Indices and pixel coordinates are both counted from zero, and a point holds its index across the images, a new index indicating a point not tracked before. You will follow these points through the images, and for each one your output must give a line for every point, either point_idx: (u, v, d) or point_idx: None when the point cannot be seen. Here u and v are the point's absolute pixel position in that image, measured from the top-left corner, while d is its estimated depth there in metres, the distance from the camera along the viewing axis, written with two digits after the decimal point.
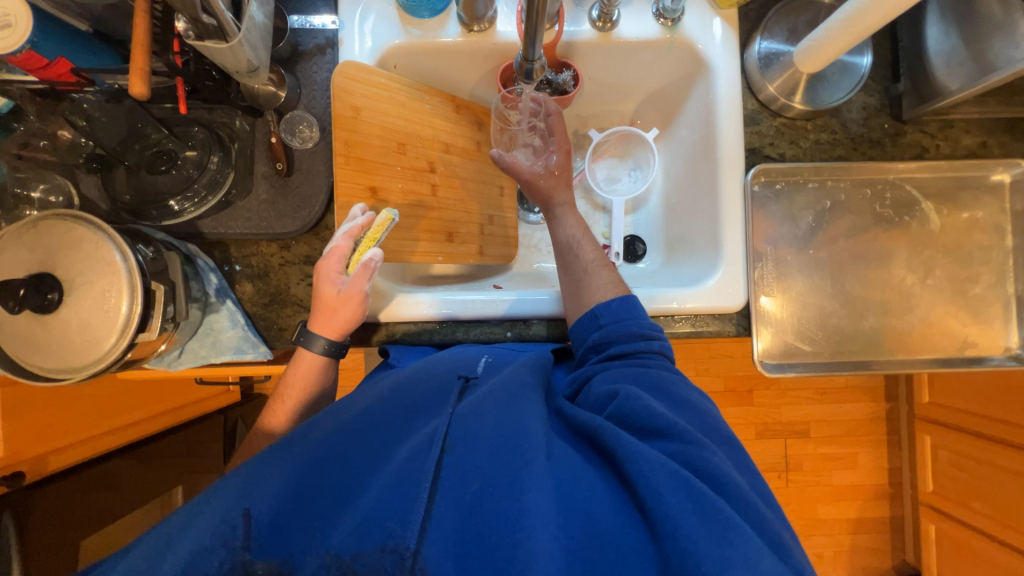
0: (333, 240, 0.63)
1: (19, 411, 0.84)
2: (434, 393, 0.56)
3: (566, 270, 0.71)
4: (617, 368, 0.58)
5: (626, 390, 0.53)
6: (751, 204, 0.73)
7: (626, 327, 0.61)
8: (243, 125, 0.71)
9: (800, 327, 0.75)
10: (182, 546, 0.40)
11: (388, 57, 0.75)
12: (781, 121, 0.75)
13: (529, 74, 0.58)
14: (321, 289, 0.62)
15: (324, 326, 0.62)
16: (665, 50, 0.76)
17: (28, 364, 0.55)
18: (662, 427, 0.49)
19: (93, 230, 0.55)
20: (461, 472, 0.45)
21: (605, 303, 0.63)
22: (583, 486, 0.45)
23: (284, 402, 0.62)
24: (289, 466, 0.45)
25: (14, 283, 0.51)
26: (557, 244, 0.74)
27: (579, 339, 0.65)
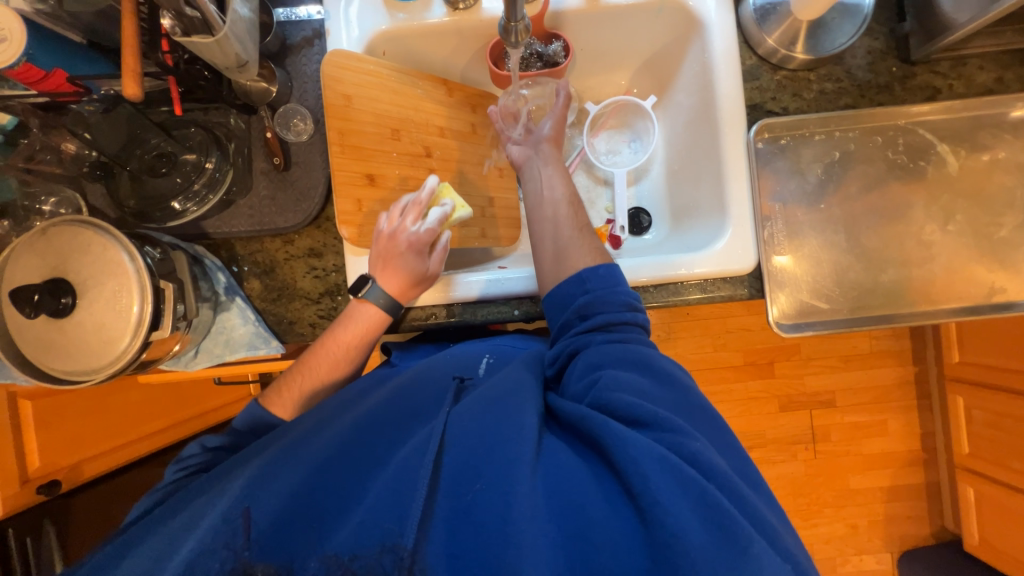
0: (434, 224, 0.65)
1: (46, 421, 0.88)
2: (432, 398, 0.54)
3: (550, 231, 0.63)
4: (600, 343, 0.54)
5: (608, 375, 0.51)
6: (755, 161, 0.71)
7: (615, 296, 0.56)
8: (239, 123, 0.71)
9: (814, 285, 0.72)
10: (183, 549, 0.42)
11: (376, 43, 0.74)
12: (782, 74, 0.73)
13: (512, 36, 0.57)
14: (409, 255, 0.64)
15: (397, 287, 0.64)
16: (655, 11, 0.74)
17: (51, 368, 0.56)
18: (646, 417, 0.47)
19: (100, 232, 0.57)
20: (455, 467, 0.45)
21: (594, 269, 0.58)
22: (570, 473, 0.45)
23: (337, 349, 0.63)
24: (288, 472, 0.46)
25: (29, 290, 0.52)
26: (533, 197, 0.66)
27: (561, 303, 0.59)
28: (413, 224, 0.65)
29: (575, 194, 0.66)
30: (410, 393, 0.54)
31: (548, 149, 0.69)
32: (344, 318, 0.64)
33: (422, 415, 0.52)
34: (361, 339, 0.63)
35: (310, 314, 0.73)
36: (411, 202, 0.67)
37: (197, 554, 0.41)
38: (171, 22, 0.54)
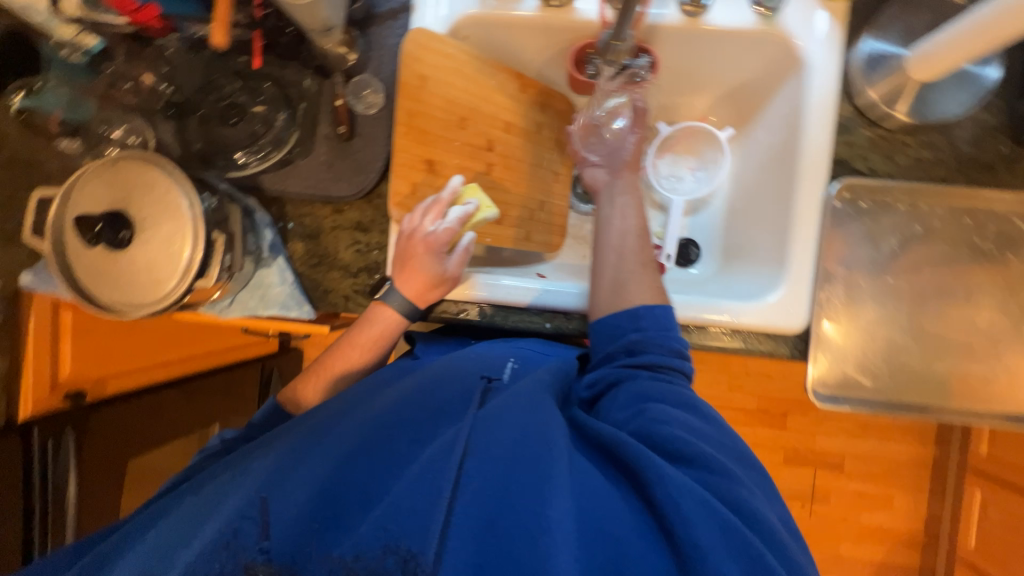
0: (451, 223, 0.65)
1: (84, 332, 0.93)
2: (456, 392, 0.53)
3: (613, 262, 0.65)
4: (648, 381, 0.54)
5: (655, 408, 0.50)
6: (827, 220, 0.67)
7: (665, 338, 0.57)
8: (312, 85, 0.70)
9: (862, 359, 0.68)
10: (206, 530, 0.43)
11: (461, 27, 0.72)
12: (876, 132, 0.68)
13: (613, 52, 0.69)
14: (425, 258, 0.64)
15: (415, 292, 0.66)
16: (756, 42, 0.70)
17: (97, 295, 0.58)
18: (686, 453, 0.46)
19: (165, 173, 0.57)
20: (484, 483, 0.43)
21: (649, 308, 0.59)
22: (604, 495, 0.44)
23: (354, 348, 0.66)
24: (313, 462, 0.46)
25: (94, 219, 0.56)
26: (605, 226, 0.68)
27: (612, 335, 0.60)
28: (432, 224, 0.66)
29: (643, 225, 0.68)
30: (436, 386, 0.54)
31: (626, 175, 0.72)
32: (360, 323, 0.67)
33: (446, 412, 0.51)
34: (375, 341, 0.66)
35: (345, 286, 0.74)
36: (432, 204, 0.68)
37: (218, 538, 0.41)
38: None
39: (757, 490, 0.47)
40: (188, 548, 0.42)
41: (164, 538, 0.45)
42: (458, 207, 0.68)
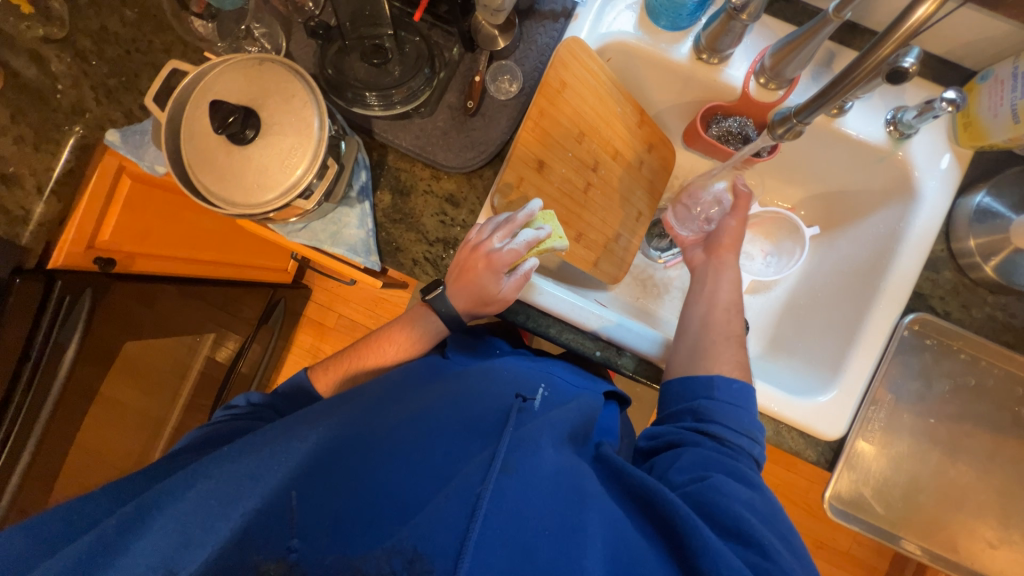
0: (518, 245, 0.64)
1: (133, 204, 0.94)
2: (491, 413, 0.58)
3: (697, 324, 0.72)
4: (711, 450, 0.58)
5: (717, 479, 0.54)
6: (893, 347, 0.69)
7: (736, 414, 0.62)
8: (454, 54, 0.72)
9: (881, 486, 0.69)
10: (241, 509, 0.47)
11: (610, 49, 0.73)
12: (961, 279, 0.70)
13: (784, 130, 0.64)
14: (482, 274, 0.65)
15: (465, 301, 0.68)
16: (877, 159, 0.72)
17: (199, 179, 0.58)
18: (738, 529, 0.50)
19: (306, 89, 0.57)
20: (514, 509, 0.47)
21: (727, 379, 0.64)
22: (634, 545, 0.49)
23: (388, 346, 0.75)
24: (353, 461, 0.51)
25: (228, 109, 0.54)
26: (700, 295, 0.76)
27: (681, 395, 0.66)
28: (500, 241, 0.65)
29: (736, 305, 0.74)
30: (474, 406, 0.59)
31: (727, 258, 0.77)
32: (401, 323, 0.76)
33: (481, 429, 0.56)
34: (411, 343, 0.75)
35: (417, 250, 0.74)
36: (504, 220, 0.67)
37: (250, 524, 0.45)
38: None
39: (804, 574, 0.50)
40: (227, 522, 0.46)
41: (200, 504, 0.48)
42: (530, 230, 0.66)
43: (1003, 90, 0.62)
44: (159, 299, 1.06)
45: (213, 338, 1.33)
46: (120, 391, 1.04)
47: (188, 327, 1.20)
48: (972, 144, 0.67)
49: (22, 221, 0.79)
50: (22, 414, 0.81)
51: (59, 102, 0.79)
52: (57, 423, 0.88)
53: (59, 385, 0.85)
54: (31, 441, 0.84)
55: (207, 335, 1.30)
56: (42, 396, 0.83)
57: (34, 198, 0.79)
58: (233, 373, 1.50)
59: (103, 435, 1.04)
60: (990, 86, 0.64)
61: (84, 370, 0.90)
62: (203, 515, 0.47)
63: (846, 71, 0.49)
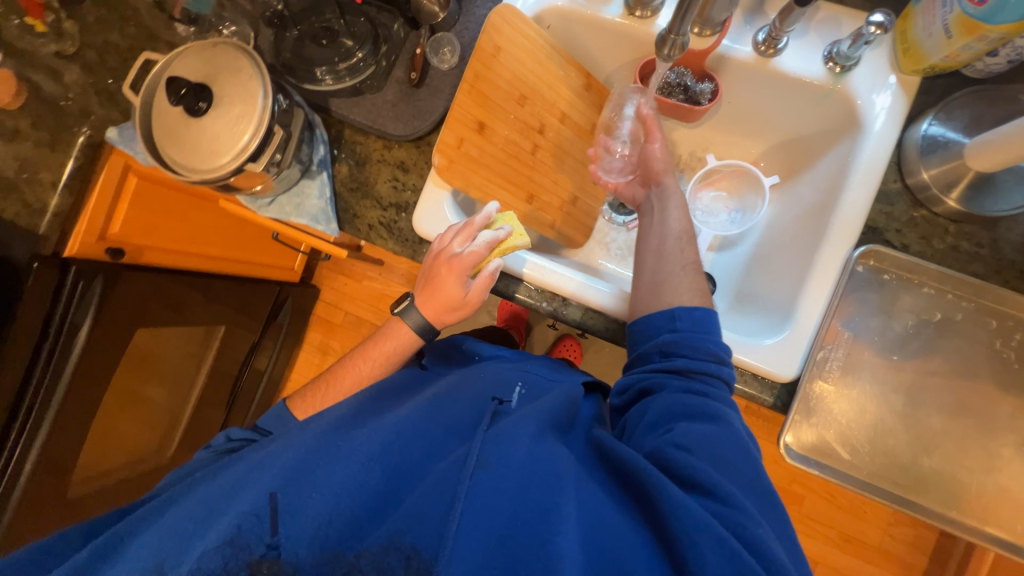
0: (477, 246, 0.66)
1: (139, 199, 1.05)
2: (468, 416, 0.59)
3: (653, 261, 0.70)
4: (677, 389, 0.58)
5: (681, 428, 0.54)
6: (844, 283, 0.66)
7: (701, 343, 0.60)
8: (399, 31, 0.77)
9: (846, 431, 0.66)
10: (224, 518, 0.49)
11: (546, 15, 0.77)
12: (921, 213, 0.67)
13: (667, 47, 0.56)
14: (448, 281, 0.68)
15: (434, 311, 0.71)
16: (820, 96, 0.71)
17: (163, 151, 0.66)
18: (705, 484, 0.49)
19: (252, 65, 0.64)
20: (492, 502, 0.47)
21: (689, 308, 0.63)
22: (611, 522, 0.48)
23: (364, 364, 0.76)
24: (330, 466, 0.52)
25: (182, 84, 0.63)
26: (652, 231, 0.74)
27: (648, 335, 0.65)
28: (460, 246, 0.68)
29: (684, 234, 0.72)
30: (451, 408, 0.61)
31: (666, 182, 0.76)
32: (370, 345, 0.76)
33: (459, 431, 0.57)
34: (388, 357, 0.75)
35: (372, 216, 0.79)
36: (464, 225, 0.69)
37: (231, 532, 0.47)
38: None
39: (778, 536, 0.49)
40: (208, 533, 0.49)
41: (186, 519, 0.52)
42: (489, 230, 0.68)
43: (934, 9, 0.60)
44: (187, 305, 1.21)
45: (225, 334, 1.41)
46: (129, 380, 1.14)
47: (203, 321, 1.29)
48: (916, 69, 0.65)
49: (40, 212, 0.90)
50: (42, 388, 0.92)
51: (69, 108, 0.90)
52: (75, 404, 0.98)
53: (72, 366, 0.94)
54: (48, 414, 0.94)
55: (219, 331, 1.39)
56: (59, 372, 0.94)
57: (49, 191, 0.90)
58: (245, 369, 1.59)
59: (111, 417, 1.13)
60: (924, 7, 0.62)
61: (99, 356, 0.99)
62: (198, 519, 0.52)
63: None
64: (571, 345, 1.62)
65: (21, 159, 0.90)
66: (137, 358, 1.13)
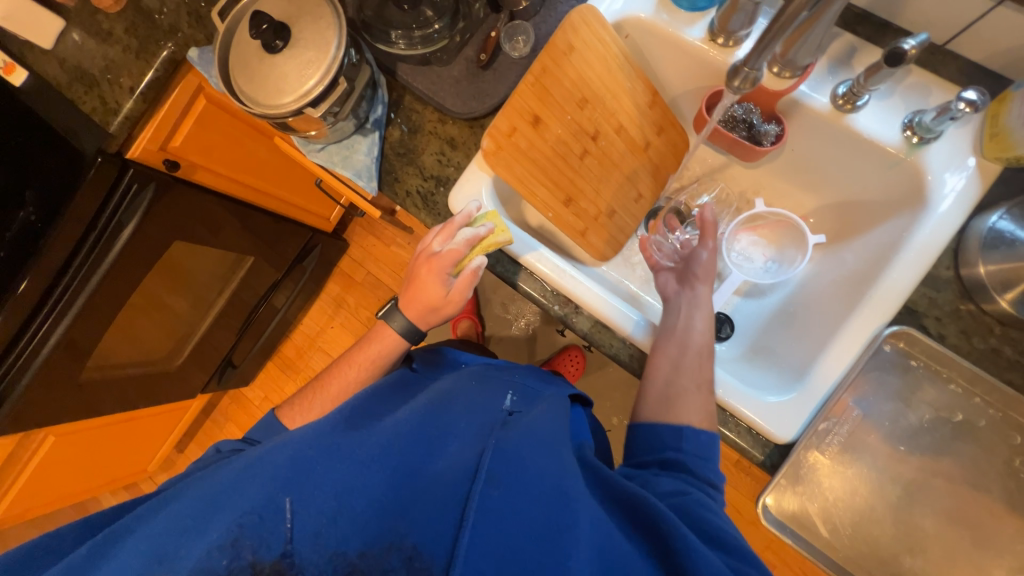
0: (456, 245, 0.68)
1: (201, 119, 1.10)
2: (470, 424, 0.59)
3: (667, 372, 0.66)
4: (682, 481, 0.58)
5: (694, 497, 0.55)
6: (867, 359, 0.63)
7: (705, 467, 0.59)
8: (481, 11, 0.78)
9: (830, 508, 0.64)
10: (225, 518, 0.46)
11: (627, 25, 0.76)
12: (967, 306, 0.64)
13: (737, 79, 0.57)
14: (429, 282, 0.70)
15: (420, 316, 0.74)
16: (890, 163, 0.68)
17: (234, 80, 0.69)
18: (719, 539, 0.51)
19: (332, 12, 0.65)
20: (504, 511, 0.47)
21: (697, 430, 0.61)
22: (621, 552, 0.49)
23: (357, 369, 0.79)
24: (329, 461, 0.50)
25: (263, 19, 0.64)
26: (673, 335, 0.69)
27: (651, 442, 0.63)
28: (440, 245, 0.70)
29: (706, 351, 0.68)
30: (453, 416, 0.60)
31: (699, 289, 0.72)
32: (359, 354, 0.80)
33: (462, 435, 0.56)
34: (383, 360, 0.78)
35: (412, 183, 0.80)
36: (445, 226, 0.72)
37: (230, 535, 0.45)
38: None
39: None
40: (211, 532, 0.46)
41: (186, 516, 0.49)
42: (470, 229, 0.70)
43: None
44: (225, 230, 1.27)
45: (253, 265, 1.47)
46: (156, 287, 1.20)
47: (235, 248, 1.35)
48: (999, 157, 0.61)
49: (114, 112, 0.95)
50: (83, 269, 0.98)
51: (160, 21, 0.95)
52: (106, 294, 1.03)
53: (112, 258, 1.00)
54: (82, 295, 1.00)
55: (247, 262, 1.45)
56: (97, 259, 0.99)
57: (125, 94, 0.95)
58: (262, 305, 1.65)
59: (133, 317, 1.19)
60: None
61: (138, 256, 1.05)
62: (194, 516, 0.49)
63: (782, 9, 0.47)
64: (575, 355, 1.61)
65: (108, 60, 0.96)
66: (168, 267, 1.19)
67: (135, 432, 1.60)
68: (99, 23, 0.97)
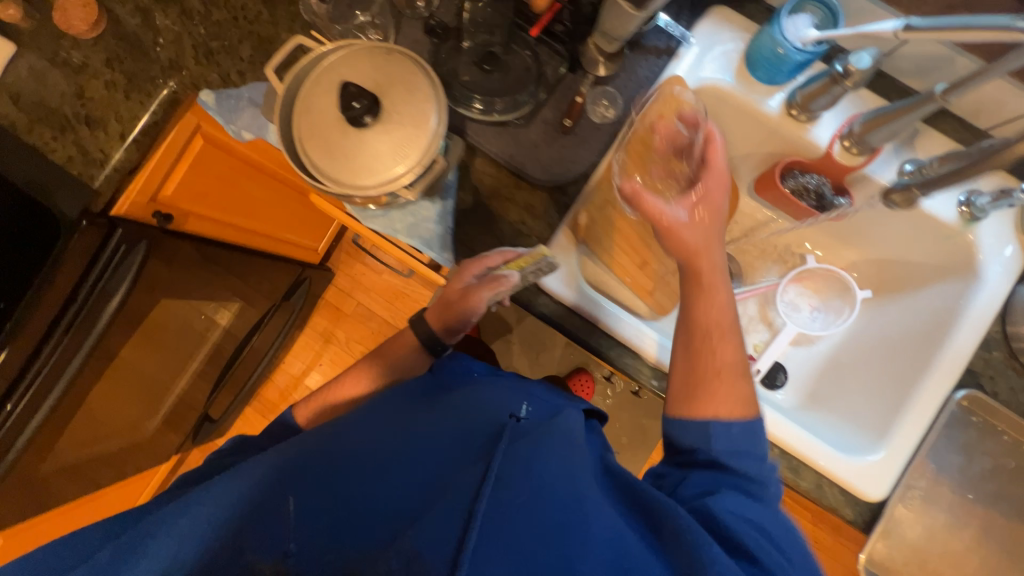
0: (497, 251, 0.70)
1: (196, 162, 0.94)
2: (483, 430, 0.56)
3: (685, 356, 0.62)
4: (712, 477, 0.55)
5: (722, 499, 0.52)
6: (943, 420, 0.70)
7: (740, 460, 0.56)
8: (558, 72, 0.73)
9: (914, 555, 0.70)
10: (230, 524, 0.49)
11: (704, 91, 0.76)
12: (1012, 361, 0.72)
13: (898, 200, 0.73)
14: (460, 277, 0.73)
15: (440, 308, 0.75)
16: (946, 236, 0.75)
17: (305, 154, 0.60)
18: (743, 545, 0.48)
19: (430, 84, 0.59)
20: (509, 518, 0.43)
21: (728, 423, 0.57)
22: (634, 553, 0.46)
23: (374, 364, 0.79)
24: (350, 483, 0.51)
25: (354, 96, 0.56)
26: (682, 317, 0.65)
27: (675, 432, 0.60)
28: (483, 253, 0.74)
29: (716, 330, 0.62)
30: (468, 424, 0.57)
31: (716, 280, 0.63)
32: (379, 352, 0.80)
33: (475, 444, 0.53)
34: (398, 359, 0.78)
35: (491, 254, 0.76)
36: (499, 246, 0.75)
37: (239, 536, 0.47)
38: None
39: None
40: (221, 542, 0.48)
41: (191, 530, 0.50)
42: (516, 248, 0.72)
43: None
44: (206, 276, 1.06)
45: (236, 308, 1.26)
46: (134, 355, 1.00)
47: (219, 293, 1.15)
48: None
49: (98, 163, 0.79)
50: (53, 354, 0.78)
51: (157, 55, 0.79)
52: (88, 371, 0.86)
53: (95, 335, 0.82)
54: (61, 382, 0.81)
55: (231, 305, 1.24)
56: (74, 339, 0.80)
57: (116, 143, 0.79)
58: (245, 346, 1.44)
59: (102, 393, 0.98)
60: None
61: (119, 326, 0.87)
62: (205, 534, 0.49)
63: (967, 165, 0.63)
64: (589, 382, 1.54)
65: (84, 98, 0.79)
66: (150, 328, 0.98)
67: (97, 509, 1.37)
68: (68, 50, 0.79)
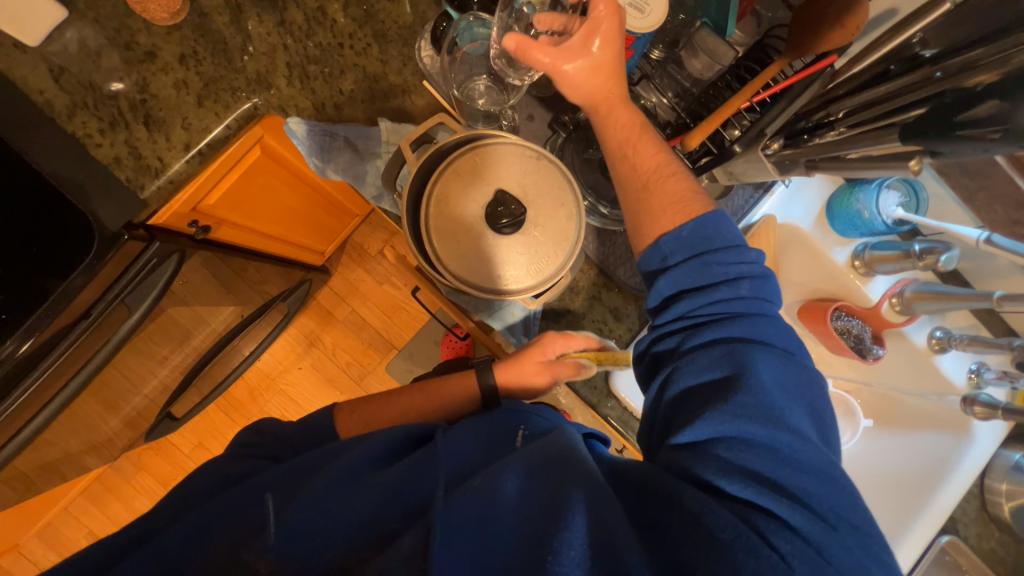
0: (581, 334, 0.70)
1: (247, 172, 0.85)
2: (451, 448, 0.54)
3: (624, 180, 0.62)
4: (710, 335, 0.52)
5: (702, 358, 0.51)
6: (925, 558, 0.82)
7: (709, 269, 0.55)
8: None
9: None
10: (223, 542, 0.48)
11: (784, 229, 0.82)
12: (984, 513, 0.85)
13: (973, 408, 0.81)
14: (535, 347, 0.70)
15: (503, 369, 0.70)
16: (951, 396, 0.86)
17: (433, 246, 0.57)
18: (747, 433, 0.46)
19: (574, 202, 0.58)
20: (481, 535, 0.44)
21: (675, 232, 0.57)
22: (615, 528, 0.43)
23: (422, 395, 0.72)
24: (317, 491, 0.50)
25: (501, 213, 0.56)
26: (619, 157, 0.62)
27: (647, 264, 0.59)
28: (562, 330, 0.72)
29: (655, 175, 0.60)
30: (448, 440, 0.55)
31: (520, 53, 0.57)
32: (435, 384, 0.73)
33: (441, 457, 0.52)
34: (446, 401, 0.71)
35: None
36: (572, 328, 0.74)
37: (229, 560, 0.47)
38: (778, 148, 0.62)
39: (824, 437, 0.47)
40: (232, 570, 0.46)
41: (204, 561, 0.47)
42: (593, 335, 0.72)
43: None
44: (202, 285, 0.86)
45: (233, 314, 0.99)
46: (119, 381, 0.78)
47: (224, 301, 0.94)
48: None
49: (152, 172, 0.69)
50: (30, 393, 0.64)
51: (243, 64, 0.71)
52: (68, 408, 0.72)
53: (96, 362, 0.69)
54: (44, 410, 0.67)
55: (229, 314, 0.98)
56: (54, 379, 0.65)
57: (176, 153, 0.70)
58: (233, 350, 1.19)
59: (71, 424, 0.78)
60: None
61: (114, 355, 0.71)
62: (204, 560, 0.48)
63: None
64: None
65: (148, 93, 0.69)
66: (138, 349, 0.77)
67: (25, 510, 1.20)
68: (135, 33, 0.69)
